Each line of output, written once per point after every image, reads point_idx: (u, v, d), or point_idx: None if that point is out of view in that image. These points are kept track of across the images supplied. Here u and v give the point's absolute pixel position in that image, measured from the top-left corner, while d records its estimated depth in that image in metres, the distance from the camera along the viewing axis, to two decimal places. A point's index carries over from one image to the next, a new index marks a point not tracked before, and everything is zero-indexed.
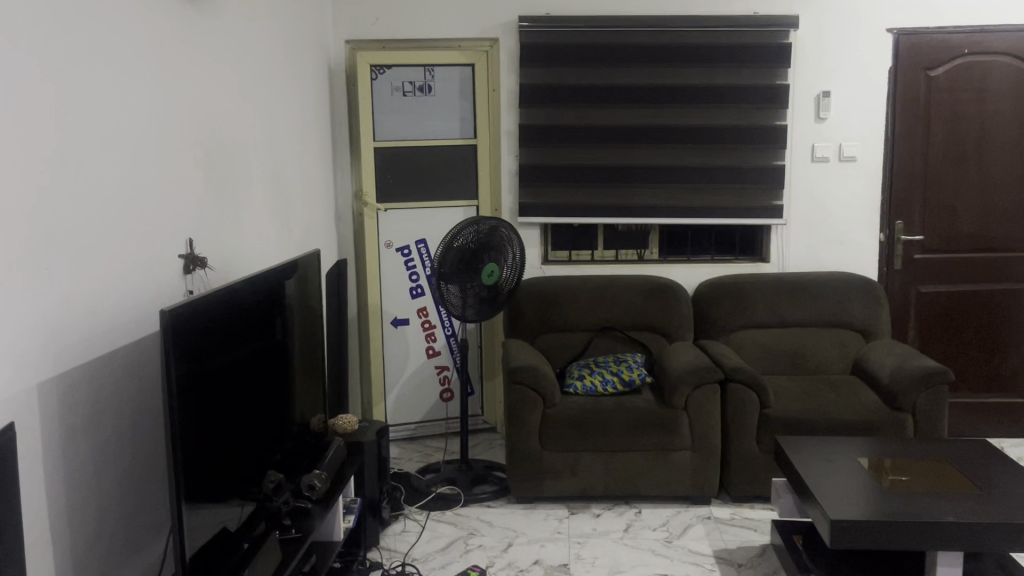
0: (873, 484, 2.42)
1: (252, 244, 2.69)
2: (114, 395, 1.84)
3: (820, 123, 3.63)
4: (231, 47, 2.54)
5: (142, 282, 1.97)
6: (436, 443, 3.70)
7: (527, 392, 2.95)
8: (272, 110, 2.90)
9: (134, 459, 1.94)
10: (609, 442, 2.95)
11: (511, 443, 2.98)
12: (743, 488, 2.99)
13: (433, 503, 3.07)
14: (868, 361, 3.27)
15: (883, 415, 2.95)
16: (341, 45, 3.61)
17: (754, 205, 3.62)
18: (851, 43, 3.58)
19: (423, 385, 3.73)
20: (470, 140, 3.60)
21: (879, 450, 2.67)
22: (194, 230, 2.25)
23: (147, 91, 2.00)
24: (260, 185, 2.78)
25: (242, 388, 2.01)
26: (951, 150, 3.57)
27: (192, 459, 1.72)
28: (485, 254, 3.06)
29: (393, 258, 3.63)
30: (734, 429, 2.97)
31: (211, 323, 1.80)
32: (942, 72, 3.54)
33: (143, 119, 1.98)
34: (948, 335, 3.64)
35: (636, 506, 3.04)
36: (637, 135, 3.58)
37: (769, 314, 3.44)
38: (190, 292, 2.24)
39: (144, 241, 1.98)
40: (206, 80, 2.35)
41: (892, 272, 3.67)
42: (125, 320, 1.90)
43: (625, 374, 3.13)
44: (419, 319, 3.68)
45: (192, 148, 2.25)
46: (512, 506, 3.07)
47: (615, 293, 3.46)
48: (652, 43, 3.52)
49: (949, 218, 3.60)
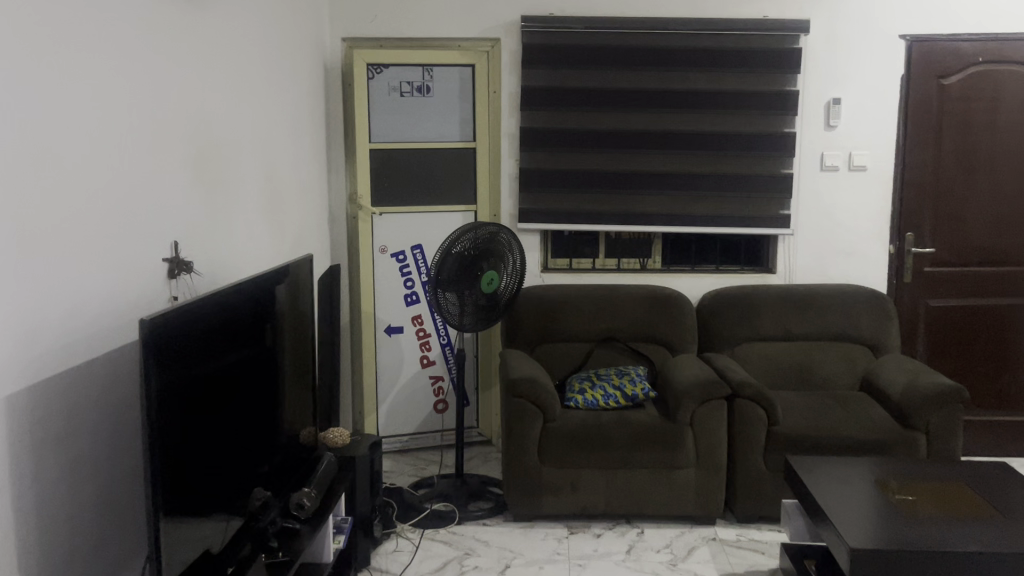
0: (890, 509, 2.30)
1: (244, 250, 2.58)
2: (90, 407, 1.72)
3: (830, 131, 3.54)
4: (224, 40, 2.43)
5: (121, 285, 1.85)
6: (429, 456, 3.58)
7: (526, 406, 2.83)
8: (266, 111, 2.78)
9: (112, 473, 1.81)
10: (611, 459, 2.83)
11: (508, 459, 2.86)
12: (749, 508, 2.88)
13: (426, 520, 2.93)
14: (877, 377, 3.17)
15: (894, 434, 2.84)
16: (337, 43, 3.49)
17: (761, 214, 3.52)
18: (863, 50, 3.49)
19: (417, 395, 3.60)
20: (469, 144, 3.49)
21: (894, 472, 2.56)
22: (179, 233, 2.13)
23: (132, 85, 1.89)
24: (252, 189, 2.66)
25: (230, 398, 1.90)
26: (963, 160, 3.47)
27: (172, 475, 1.60)
28: (485, 261, 2.94)
29: (387, 263, 3.51)
30: (741, 448, 2.86)
31: (194, 331, 1.69)
32: (955, 80, 3.45)
33: (127, 114, 1.87)
34: (959, 351, 3.55)
35: (638, 525, 2.93)
36: (640, 139, 3.47)
37: (775, 327, 3.34)
38: (175, 299, 2.11)
39: (125, 242, 1.86)
40: (197, 75, 2.24)
41: (901, 285, 3.58)
42: (103, 326, 1.77)
43: (627, 388, 3.01)
44: (414, 327, 3.56)
45: (181, 144, 2.14)
46: (509, 524, 2.95)
47: (616, 303, 3.35)
48: (656, 45, 3.42)
49: (960, 231, 3.51)
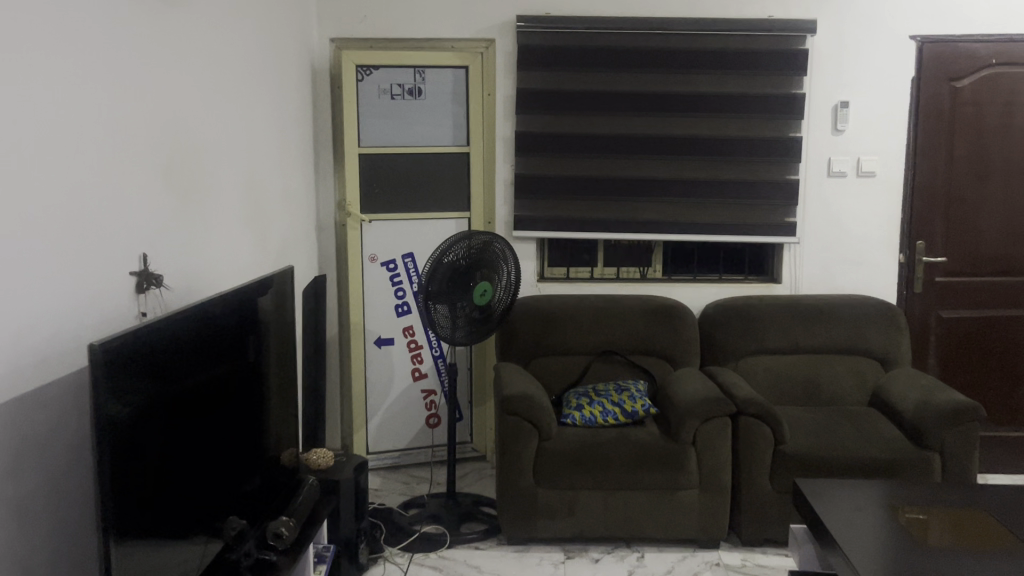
0: (906, 538, 2.16)
1: (221, 260, 2.44)
2: (43, 437, 1.58)
3: (837, 135, 3.40)
4: (201, 38, 2.30)
5: (81, 302, 1.71)
6: (420, 473, 3.44)
7: (520, 424, 2.69)
8: (247, 113, 2.65)
9: (67, 504, 1.67)
10: (610, 480, 2.69)
11: (502, 480, 2.72)
12: (753, 531, 2.75)
13: (416, 543, 2.79)
14: (887, 393, 3.03)
15: (907, 454, 2.71)
16: (325, 44, 3.36)
17: (766, 222, 3.39)
18: (871, 51, 3.36)
19: (408, 410, 3.47)
20: (462, 148, 3.36)
21: (910, 497, 2.42)
22: (148, 244, 1.99)
23: (97, 85, 1.75)
24: (232, 195, 2.52)
25: (205, 420, 1.76)
26: (976, 165, 3.35)
27: (133, 507, 1.47)
28: (477, 272, 2.81)
29: (377, 273, 3.38)
30: (746, 468, 2.73)
31: (159, 350, 1.55)
32: (968, 83, 3.32)
33: (91, 117, 1.73)
34: (972, 364, 3.41)
35: (638, 549, 2.80)
36: (640, 144, 3.35)
37: (781, 340, 3.21)
38: (143, 315, 1.98)
39: (87, 255, 1.73)
40: (171, 75, 2.10)
41: (912, 296, 3.45)
42: (61, 348, 1.63)
43: (627, 404, 2.87)
44: (405, 339, 3.43)
45: (151, 149, 2.00)
46: (503, 548, 2.81)
47: (614, 315, 3.22)
48: (658, 46, 3.29)
49: (973, 239, 3.38)
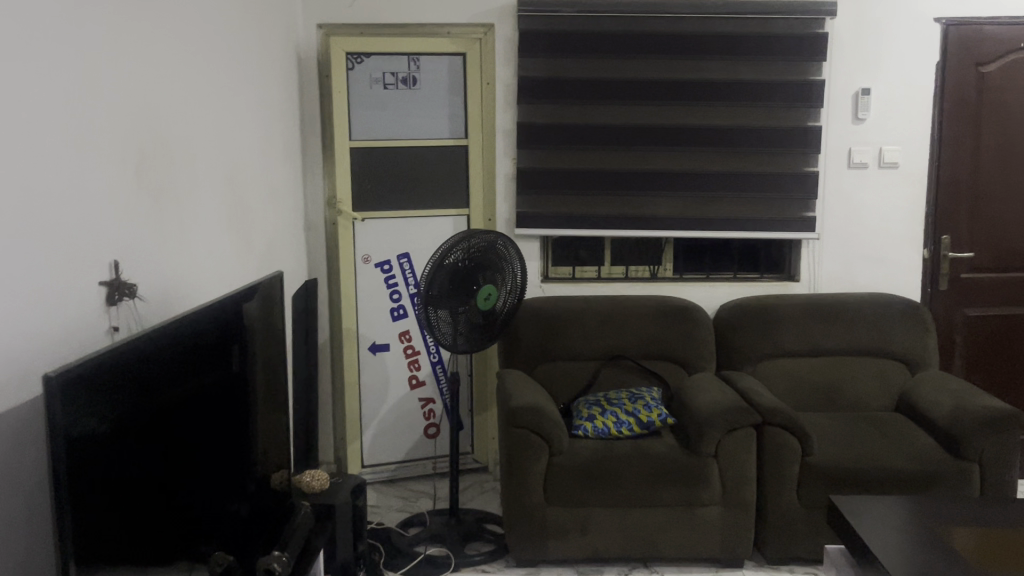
0: (960, 559, 1.97)
1: (200, 265, 2.22)
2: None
3: (858, 124, 3.22)
4: (173, 19, 2.08)
5: (43, 315, 1.49)
6: (420, 487, 3.25)
7: (527, 436, 2.50)
8: (227, 104, 2.43)
9: (24, 551, 1.45)
10: (626, 497, 2.51)
11: (510, 498, 2.53)
12: (780, 549, 2.57)
13: (417, 568, 2.60)
14: (916, 397, 2.86)
15: (942, 465, 2.53)
16: (312, 30, 3.14)
17: (783, 216, 3.21)
18: (894, 35, 3.18)
19: (406, 420, 3.27)
20: (460, 141, 3.16)
21: (957, 513, 2.22)
22: (119, 250, 1.77)
23: (57, 65, 1.53)
24: (211, 193, 2.30)
25: (184, 444, 1.54)
26: (1003, 155, 3.20)
27: (99, 551, 1.24)
28: (479, 273, 2.60)
29: (370, 275, 3.17)
30: (771, 482, 2.54)
31: (129, 364, 1.33)
32: (994, 68, 3.16)
33: (52, 104, 1.51)
34: (1000, 364, 3.27)
35: (656, 569, 2.62)
36: (651, 135, 3.15)
37: (801, 342, 3.03)
38: (115, 329, 1.76)
39: (50, 260, 1.51)
40: (140, 58, 1.89)
41: (936, 293, 3.29)
42: (20, 371, 1.42)
43: (642, 414, 2.69)
44: (401, 345, 3.23)
45: (121, 142, 1.78)
46: (511, 570, 2.62)
47: (625, 317, 3.03)
48: (669, 30, 3.10)
49: (1000, 233, 3.23)
